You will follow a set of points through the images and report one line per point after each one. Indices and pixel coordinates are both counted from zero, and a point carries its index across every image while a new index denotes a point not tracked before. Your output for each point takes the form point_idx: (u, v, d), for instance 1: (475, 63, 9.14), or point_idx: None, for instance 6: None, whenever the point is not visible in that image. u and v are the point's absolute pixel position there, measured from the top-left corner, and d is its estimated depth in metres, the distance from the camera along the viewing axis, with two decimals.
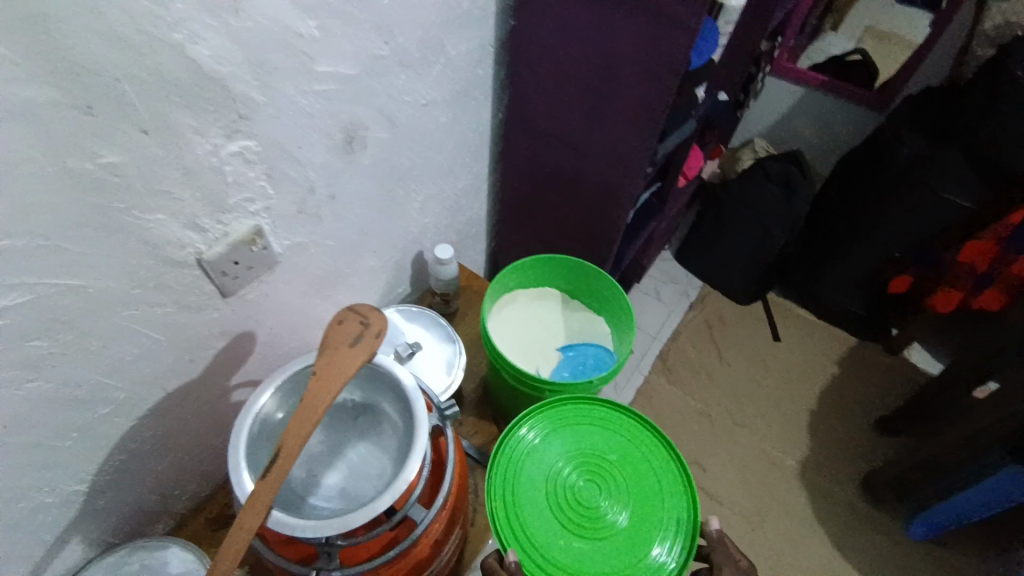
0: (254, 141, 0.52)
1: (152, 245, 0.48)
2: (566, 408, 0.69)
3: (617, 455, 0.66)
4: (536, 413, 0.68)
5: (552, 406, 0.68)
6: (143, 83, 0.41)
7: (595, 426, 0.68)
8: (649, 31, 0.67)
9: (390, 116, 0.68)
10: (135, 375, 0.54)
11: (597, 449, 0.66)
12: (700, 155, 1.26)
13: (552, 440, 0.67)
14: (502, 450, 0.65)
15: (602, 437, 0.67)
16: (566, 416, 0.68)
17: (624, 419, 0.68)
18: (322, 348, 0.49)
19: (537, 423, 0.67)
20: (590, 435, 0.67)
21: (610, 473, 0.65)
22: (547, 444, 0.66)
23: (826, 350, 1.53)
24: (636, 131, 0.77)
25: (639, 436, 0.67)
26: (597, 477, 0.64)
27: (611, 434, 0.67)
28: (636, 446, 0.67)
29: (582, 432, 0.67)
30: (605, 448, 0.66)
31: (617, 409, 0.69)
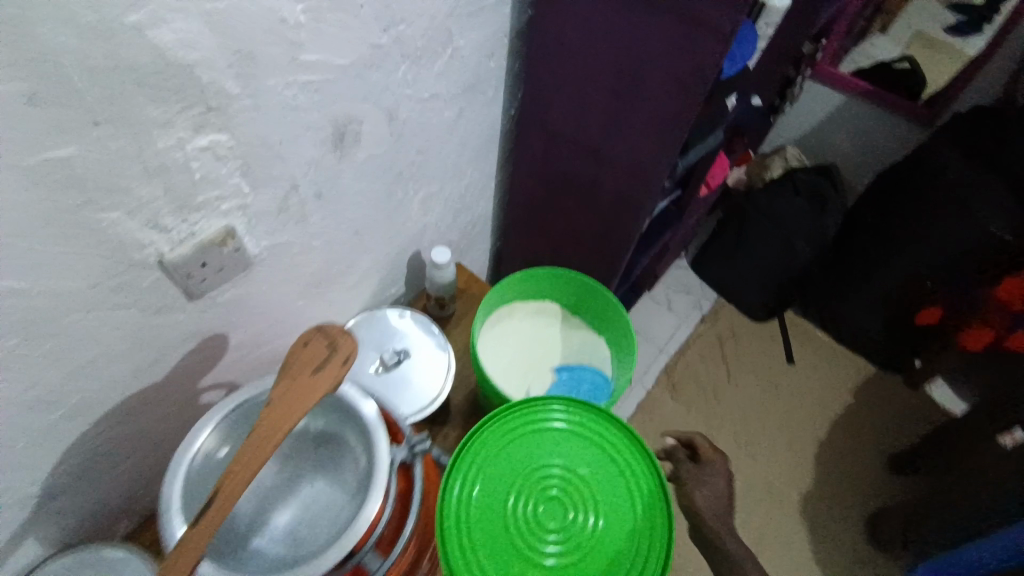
0: (227, 135, 0.46)
1: (109, 246, 0.43)
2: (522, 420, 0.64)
3: (589, 465, 0.62)
4: (502, 421, 0.64)
5: (506, 419, 0.64)
6: (97, 70, 0.36)
7: (569, 432, 0.64)
8: (683, 34, 0.60)
9: (389, 110, 0.62)
10: (93, 380, 0.50)
11: (567, 457, 0.62)
12: (726, 163, 1.17)
13: (521, 446, 0.63)
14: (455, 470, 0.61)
15: (574, 445, 0.63)
16: (523, 425, 0.64)
17: (587, 423, 0.64)
18: (281, 374, 0.45)
19: (489, 438, 0.63)
20: (562, 442, 0.63)
21: (580, 484, 0.61)
22: (514, 450, 0.62)
23: (840, 379, 1.47)
24: (658, 142, 0.70)
25: (616, 446, 0.63)
26: (564, 487, 0.60)
27: (585, 442, 0.63)
28: (611, 455, 0.62)
29: (554, 439, 0.63)
30: (577, 457, 0.62)
31: (582, 414, 0.65)
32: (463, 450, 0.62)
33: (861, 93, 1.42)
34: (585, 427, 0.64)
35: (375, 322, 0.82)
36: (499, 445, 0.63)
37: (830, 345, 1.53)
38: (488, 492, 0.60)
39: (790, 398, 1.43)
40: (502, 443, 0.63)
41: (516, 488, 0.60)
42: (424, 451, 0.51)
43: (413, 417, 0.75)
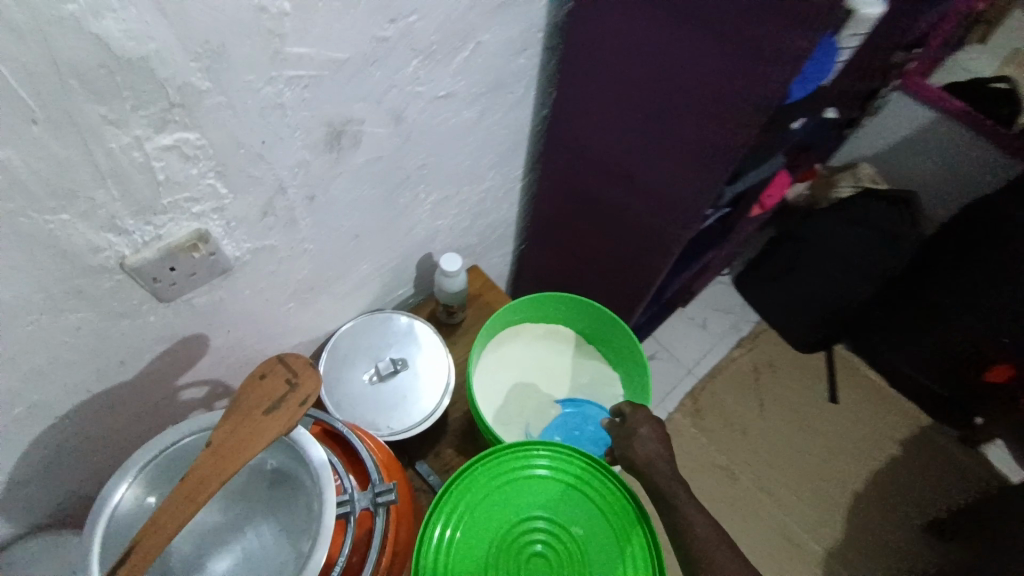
0: (196, 135, 0.42)
1: (58, 249, 0.40)
2: (521, 462, 0.60)
3: (578, 519, 0.58)
4: (498, 458, 0.60)
5: (504, 457, 0.60)
6: (30, 65, 0.32)
7: (558, 483, 0.60)
8: (744, 46, 0.50)
9: (395, 109, 0.56)
10: (53, 379, 0.48)
11: (555, 510, 0.59)
12: (785, 181, 1.04)
13: (506, 494, 0.59)
14: (441, 504, 0.57)
15: (563, 497, 0.59)
16: (520, 468, 0.60)
17: (588, 476, 0.60)
18: (232, 408, 0.40)
19: (482, 478, 0.59)
20: (550, 493, 0.59)
21: (567, 539, 0.57)
22: (498, 498, 0.59)
23: (886, 426, 1.34)
24: (702, 166, 0.61)
25: (608, 500, 0.59)
26: (551, 542, 0.57)
27: (574, 494, 0.59)
28: (603, 511, 0.58)
29: (542, 489, 0.59)
30: (565, 510, 0.59)
31: (584, 465, 0.60)
32: (438, 500, 0.57)
33: (960, 112, 1.23)
34: (584, 480, 0.60)
35: (371, 326, 0.77)
36: (481, 492, 0.59)
37: (881, 387, 1.39)
38: (469, 542, 0.57)
39: (826, 441, 1.31)
40: (484, 490, 0.59)
41: (499, 540, 0.57)
42: (389, 502, 0.47)
43: (403, 434, 0.70)
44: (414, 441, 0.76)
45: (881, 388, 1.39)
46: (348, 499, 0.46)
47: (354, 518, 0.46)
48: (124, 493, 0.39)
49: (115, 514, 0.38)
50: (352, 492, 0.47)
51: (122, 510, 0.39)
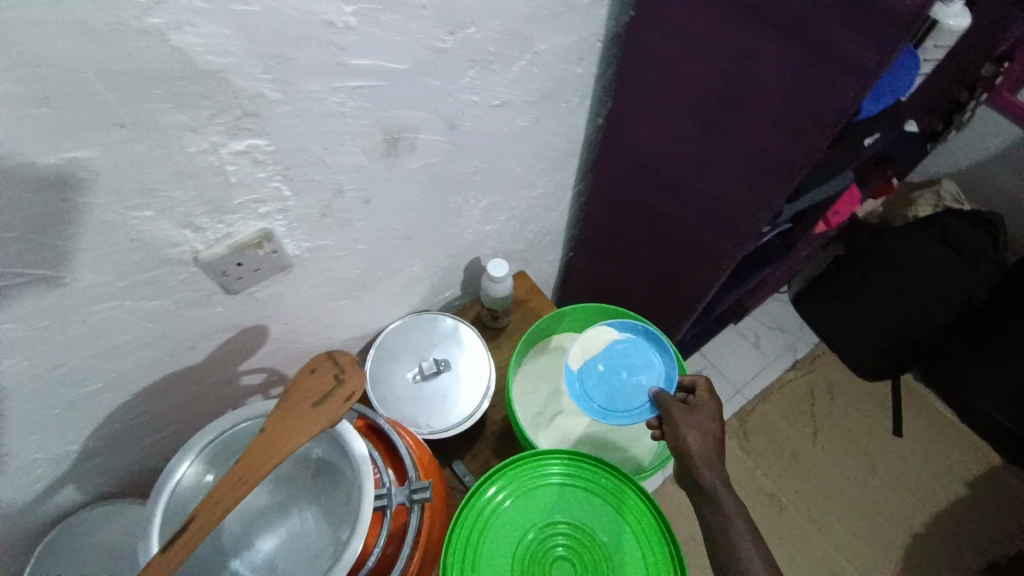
0: (265, 141, 0.45)
1: (139, 242, 0.44)
2: (542, 468, 0.61)
3: (599, 522, 0.59)
4: (522, 464, 0.61)
5: (528, 461, 0.61)
6: (116, 75, 0.34)
7: (575, 488, 0.60)
8: (808, 59, 0.49)
9: (450, 117, 0.57)
10: (130, 358, 0.53)
11: (576, 516, 0.59)
12: (854, 198, 0.98)
13: (528, 499, 0.60)
14: (479, 489, 0.59)
15: (583, 502, 0.60)
16: (541, 474, 0.61)
17: (609, 483, 0.60)
18: (283, 399, 0.43)
19: (506, 484, 0.60)
20: (571, 500, 0.60)
21: (590, 543, 0.58)
22: (522, 502, 0.59)
23: (957, 465, 1.24)
24: (760, 181, 0.59)
25: (627, 504, 0.59)
26: (572, 546, 0.58)
27: (593, 498, 0.60)
28: (621, 514, 0.59)
29: (561, 496, 0.60)
30: (586, 517, 0.59)
31: (605, 473, 0.61)
32: (468, 500, 0.58)
33: None
34: (604, 486, 0.60)
35: (418, 326, 0.79)
36: (506, 496, 0.60)
37: (953, 423, 1.29)
38: (494, 546, 0.57)
39: (887, 476, 1.23)
40: (510, 493, 0.60)
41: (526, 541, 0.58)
42: (423, 499, 0.49)
43: (443, 434, 0.71)
44: (453, 440, 0.77)
45: (954, 426, 1.28)
46: (385, 493, 0.49)
47: (390, 511, 0.48)
48: (186, 470, 0.43)
49: (176, 489, 0.42)
50: (389, 487, 0.49)
51: (182, 486, 0.43)
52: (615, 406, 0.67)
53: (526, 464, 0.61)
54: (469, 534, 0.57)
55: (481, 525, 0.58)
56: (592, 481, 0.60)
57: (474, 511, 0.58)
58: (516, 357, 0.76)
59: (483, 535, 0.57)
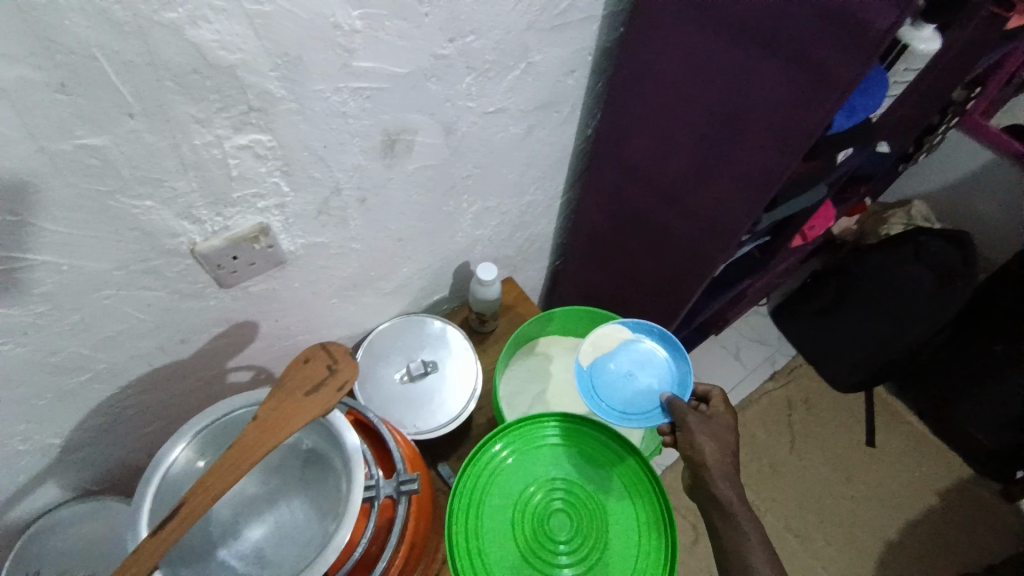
0: (268, 136, 0.46)
1: (140, 232, 0.45)
2: (536, 429, 0.64)
3: (593, 478, 0.62)
4: (515, 428, 0.63)
5: (524, 424, 0.63)
6: (131, 65, 0.36)
7: (569, 447, 0.63)
8: (790, 75, 0.52)
9: (447, 121, 0.59)
10: (122, 349, 0.53)
11: (571, 473, 0.62)
12: (829, 214, 1.03)
13: (525, 458, 0.62)
14: (477, 456, 0.61)
15: (577, 460, 0.62)
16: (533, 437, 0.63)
17: (596, 439, 0.63)
18: (278, 387, 0.43)
19: (503, 444, 0.62)
20: (562, 458, 0.62)
21: (584, 494, 0.60)
22: (519, 463, 0.62)
23: (927, 475, 1.28)
24: (745, 191, 0.62)
25: (614, 456, 0.62)
26: (569, 501, 0.60)
27: (583, 455, 0.63)
28: (610, 465, 0.62)
29: (555, 455, 0.62)
30: (580, 474, 0.62)
31: (592, 432, 0.64)
32: (465, 470, 0.60)
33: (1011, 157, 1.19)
34: (591, 442, 0.63)
35: (407, 328, 0.80)
36: (502, 457, 0.62)
37: (924, 435, 1.33)
38: (496, 503, 0.59)
39: (862, 486, 1.26)
40: (509, 454, 0.62)
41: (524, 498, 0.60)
42: (411, 491, 0.50)
43: (429, 434, 0.72)
44: (440, 441, 0.77)
45: (924, 437, 1.33)
46: (373, 485, 0.49)
47: (377, 502, 0.49)
48: (178, 454, 0.43)
49: (167, 473, 0.42)
50: (378, 480, 0.50)
51: (173, 471, 0.43)
52: (622, 405, 0.69)
53: (519, 429, 0.64)
54: (470, 499, 0.59)
55: (482, 487, 0.60)
56: (581, 441, 0.63)
57: (474, 479, 0.60)
58: (503, 359, 0.78)
59: (482, 501, 0.59)
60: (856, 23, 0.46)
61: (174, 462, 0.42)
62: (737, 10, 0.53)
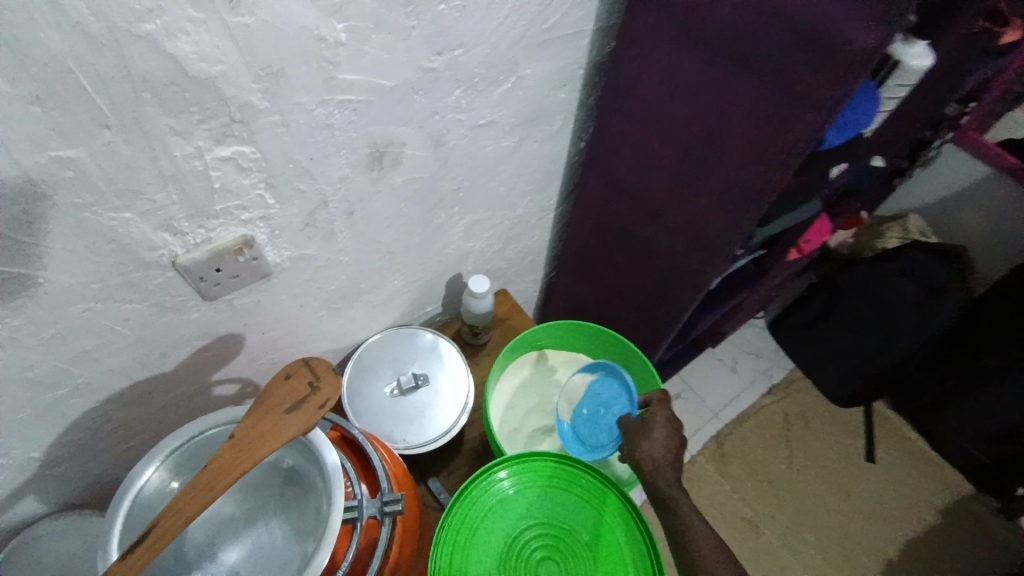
0: (250, 148, 0.45)
1: (119, 244, 0.44)
2: (527, 467, 0.61)
3: (583, 524, 0.59)
4: (505, 467, 0.61)
5: (515, 461, 0.61)
6: (106, 77, 0.35)
7: (555, 490, 0.61)
8: (769, 95, 0.52)
9: (435, 134, 0.58)
10: (101, 363, 0.52)
11: (557, 517, 0.60)
12: (825, 227, 1.02)
13: (513, 501, 0.60)
14: (465, 493, 0.59)
15: (563, 503, 0.60)
16: (525, 478, 0.61)
17: (589, 484, 0.61)
18: (257, 404, 0.42)
19: (492, 485, 0.60)
20: (552, 502, 0.60)
21: (572, 542, 0.58)
22: (507, 506, 0.60)
23: (926, 491, 1.27)
24: (729, 209, 0.62)
25: (606, 501, 0.60)
26: (555, 548, 0.58)
27: (574, 499, 0.60)
28: (602, 513, 0.60)
29: (541, 497, 0.60)
30: (567, 517, 0.60)
31: (585, 475, 0.61)
32: (454, 504, 0.59)
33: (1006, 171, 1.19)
34: (583, 485, 0.61)
35: (398, 341, 0.79)
36: (490, 499, 0.60)
37: (923, 450, 1.31)
38: (479, 550, 0.57)
39: (860, 502, 1.24)
40: (498, 495, 0.60)
41: (511, 543, 0.58)
42: (395, 512, 0.48)
43: (417, 450, 0.70)
44: (429, 456, 0.76)
45: (923, 452, 1.31)
46: (356, 505, 0.48)
47: (360, 524, 0.47)
48: (151, 475, 0.42)
49: (139, 494, 0.41)
50: (360, 499, 0.49)
51: (146, 491, 0.42)
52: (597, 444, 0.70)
53: (510, 468, 0.61)
54: (456, 537, 0.57)
55: (469, 526, 0.58)
56: (572, 483, 0.61)
57: (461, 516, 0.59)
58: (495, 372, 0.76)
59: (467, 540, 0.57)
60: (834, 44, 0.46)
61: (147, 482, 0.41)
62: (717, 28, 0.53)
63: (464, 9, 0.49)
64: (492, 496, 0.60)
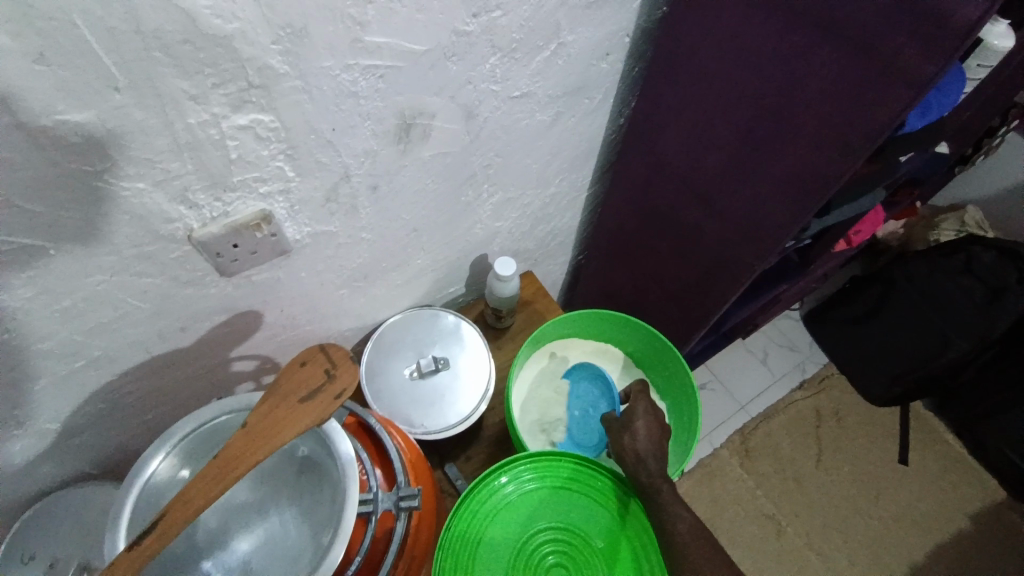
0: (271, 116, 0.42)
1: (132, 216, 0.42)
2: (542, 466, 0.59)
3: (598, 531, 0.57)
4: (519, 466, 0.58)
5: (530, 460, 0.59)
6: (113, 33, 0.32)
7: (572, 493, 0.58)
8: (855, 66, 0.46)
9: (468, 105, 0.54)
10: (117, 336, 0.50)
11: (572, 521, 0.57)
12: (878, 217, 0.95)
13: (526, 502, 0.58)
14: (476, 490, 0.57)
15: (580, 508, 0.58)
16: (539, 479, 0.58)
17: (606, 488, 0.58)
18: (271, 390, 0.40)
19: (505, 484, 0.58)
20: (566, 505, 0.58)
21: (586, 548, 0.56)
22: (519, 507, 0.57)
23: (960, 498, 1.21)
24: (788, 195, 0.57)
25: (622, 508, 0.57)
26: (567, 555, 0.56)
27: (589, 504, 0.58)
28: (618, 519, 0.57)
29: (557, 499, 0.58)
30: (584, 523, 0.57)
31: (603, 479, 0.58)
32: (465, 499, 0.56)
33: None
34: (599, 490, 0.58)
35: (420, 322, 0.76)
36: (501, 498, 0.57)
37: (960, 454, 1.25)
38: (489, 550, 0.55)
39: (890, 506, 1.19)
40: (510, 495, 0.58)
41: (521, 546, 0.56)
42: (411, 507, 0.46)
43: (436, 435, 0.68)
44: (448, 441, 0.74)
45: (960, 457, 1.25)
46: (372, 498, 0.46)
47: (374, 518, 0.45)
48: (163, 460, 0.41)
49: (151, 479, 0.40)
50: (376, 491, 0.46)
51: (155, 480, 0.40)
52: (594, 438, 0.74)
53: (524, 468, 0.59)
54: (467, 535, 0.55)
55: (480, 525, 0.56)
56: (588, 486, 0.58)
57: (472, 514, 0.56)
58: (519, 360, 0.73)
59: (478, 538, 0.55)
60: (937, 9, 0.40)
61: (158, 467, 0.40)
62: None
63: None
64: (504, 496, 0.58)
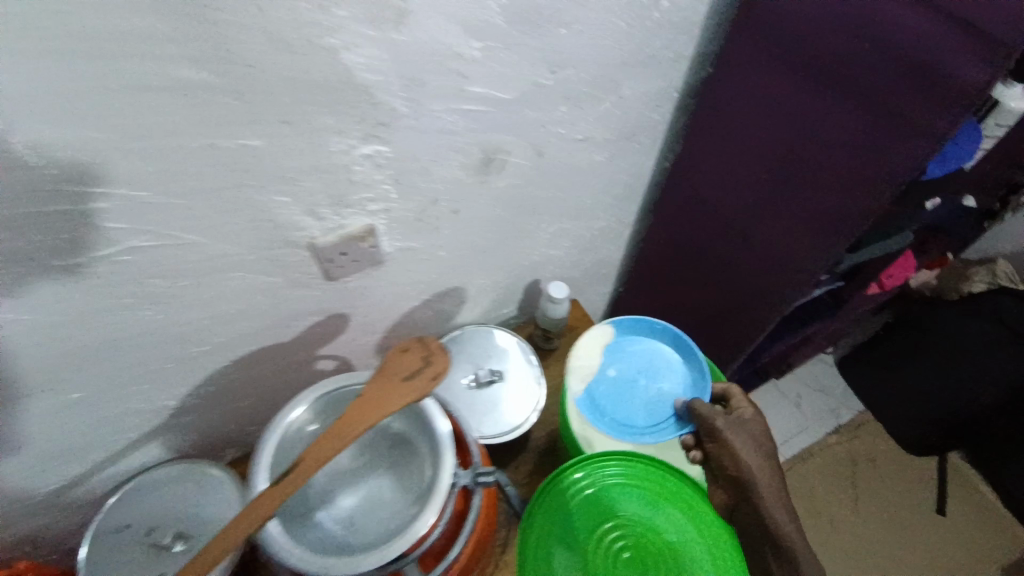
0: (388, 148, 0.52)
1: (272, 223, 0.51)
2: (615, 462, 0.64)
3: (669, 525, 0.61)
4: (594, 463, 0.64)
5: (605, 457, 0.64)
6: (292, 80, 0.42)
7: (639, 490, 0.63)
8: (882, 120, 0.53)
9: (538, 145, 0.64)
10: (236, 327, 0.59)
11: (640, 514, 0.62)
12: (907, 263, 1.01)
13: (597, 496, 0.62)
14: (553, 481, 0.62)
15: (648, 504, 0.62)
16: (609, 476, 0.64)
17: (672, 487, 0.63)
18: (379, 371, 0.48)
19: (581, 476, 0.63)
20: (635, 501, 0.62)
21: (656, 542, 0.60)
22: (592, 499, 0.62)
23: (1000, 552, 1.19)
24: (822, 232, 0.63)
25: (689, 506, 0.62)
26: (637, 547, 0.59)
27: (657, 500, 0.62)
28: (685, 516, 0.62)
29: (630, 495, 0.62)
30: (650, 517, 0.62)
31: (669, 477, 0.64)
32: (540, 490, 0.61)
33: None
34: (665, 490, 0.63)
35: (478, 338, 0.84)
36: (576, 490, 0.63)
37: (994, 506, 1.25)
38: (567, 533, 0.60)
39: (929, 554, 1.18)
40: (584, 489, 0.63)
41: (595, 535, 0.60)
42: (487, 484, 0.52)
43: (490, 441, 0.74)
44: (498, 448, 0.80)
45: (994, 508, 1.25)
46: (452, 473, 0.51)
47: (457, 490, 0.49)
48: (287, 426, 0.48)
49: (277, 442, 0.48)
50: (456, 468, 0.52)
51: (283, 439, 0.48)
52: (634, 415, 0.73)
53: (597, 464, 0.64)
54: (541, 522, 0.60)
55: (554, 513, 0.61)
56: (656, 484, 0.63)
57: (546, 504, 0.62)
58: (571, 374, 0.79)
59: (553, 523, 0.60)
60: (947, 78, 0.48)
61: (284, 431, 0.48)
62: (827, 55, 0.55)
63: (582, 33, 0.54)
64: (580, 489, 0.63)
